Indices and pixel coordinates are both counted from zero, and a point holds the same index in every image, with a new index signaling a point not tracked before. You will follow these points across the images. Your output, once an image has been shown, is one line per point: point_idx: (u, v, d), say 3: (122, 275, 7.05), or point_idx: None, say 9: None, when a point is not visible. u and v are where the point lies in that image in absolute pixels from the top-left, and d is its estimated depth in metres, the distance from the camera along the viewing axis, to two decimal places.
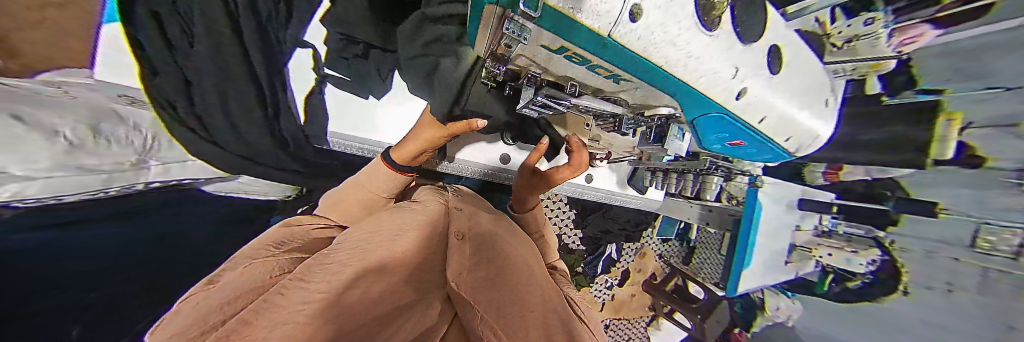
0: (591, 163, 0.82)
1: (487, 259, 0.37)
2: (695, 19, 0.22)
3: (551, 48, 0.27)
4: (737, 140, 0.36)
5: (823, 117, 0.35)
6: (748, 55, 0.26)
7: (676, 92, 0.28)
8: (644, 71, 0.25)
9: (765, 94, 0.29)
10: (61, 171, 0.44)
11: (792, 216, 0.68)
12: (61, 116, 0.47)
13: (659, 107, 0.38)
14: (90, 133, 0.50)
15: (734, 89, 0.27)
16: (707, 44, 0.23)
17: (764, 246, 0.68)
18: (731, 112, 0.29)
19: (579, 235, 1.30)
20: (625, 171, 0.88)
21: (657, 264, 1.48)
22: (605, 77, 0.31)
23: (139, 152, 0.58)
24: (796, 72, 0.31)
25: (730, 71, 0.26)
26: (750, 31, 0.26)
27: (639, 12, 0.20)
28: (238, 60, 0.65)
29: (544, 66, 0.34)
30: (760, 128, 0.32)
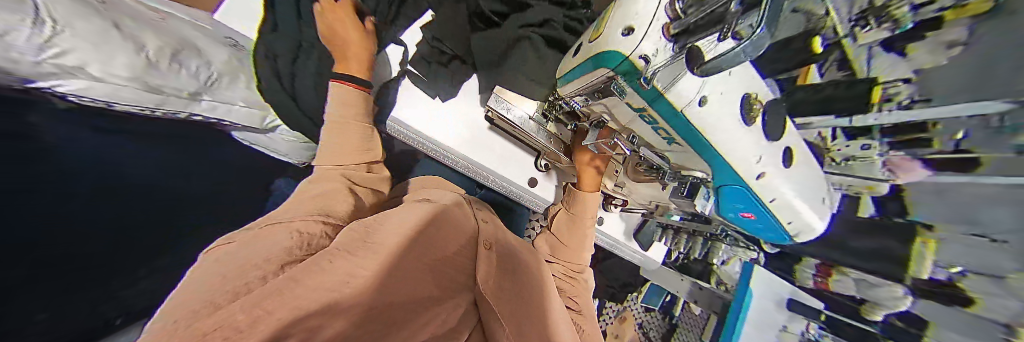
0: (606, 206, 0.86)
1: (502, 270, 0.44)
2: (737, 113, 0.29)
3: (633, 106, 0.33)
4: (751, 215, 0.37)
5: (821, 213, 0.37)
6: (772, 147, 0.31)
7: (713, 162, 0.32)
8: (691, 138, 0.31)
9: (779, 183, 0.32)
10: (133, 84, 0.47)
11: (789, 318, 0.60)
12: (160, 38, 0.52)
13: (693, 170, 0.40)
14: (168, 56, 0.52)
15: (753, 170, 0.31)
16: (744, 134, 0.29)
17: None
18: (749, 188, 0.32)
19: None
20: (633, 224, 0.91)
21: None
22: (662, 137, 0.36)
23: (200, 87, 0.58)
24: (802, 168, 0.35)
25: (755, 157, 0.30)
26: (774, 129, 0.31)
27: (706, 100, 0.27)
28: None
29: (620, 120, 0.41)
30: (770, 207, 0.34)
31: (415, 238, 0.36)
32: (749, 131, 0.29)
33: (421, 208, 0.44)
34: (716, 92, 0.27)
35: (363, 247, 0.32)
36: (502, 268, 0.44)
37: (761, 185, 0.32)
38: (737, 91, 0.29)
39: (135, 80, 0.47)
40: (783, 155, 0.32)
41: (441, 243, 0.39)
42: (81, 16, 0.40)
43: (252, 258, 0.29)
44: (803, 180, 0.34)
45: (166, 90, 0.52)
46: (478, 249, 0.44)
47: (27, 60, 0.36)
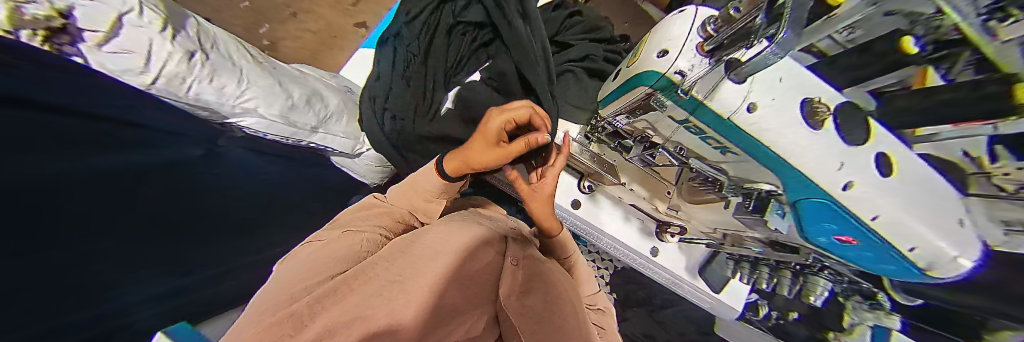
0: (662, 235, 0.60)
1: (532, 285, 0.41)
2: (801, 118, 0.24)
3: (677, 119, 0.33)
4: (848, 239, 0.28)
5: (963, 239, 0.23)
6: (864, 152, 0.23)
7: (787, 175, 0.27)
8: (747, 147, 0.28)
9: (882, 199, 0.23)
10: (280, 120, 0.65)
11: None
12: (302, 88, 0.73)
13: (756, 182, 0.33)
14: (306, 100, 0.71)
15: (830, 181, 0.24)
16: (812, 140, 0.24)
17: None
18: (838, 202, 0.25)
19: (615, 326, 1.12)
20: (699, 257, 0.63)
21: None
22: (713, 147, 0.33)
23: (318, 122, 0.75)
24: (922, 183, 0.23)
25: (838, 166, 0.24)
26: (854, 131, 0.24)
27: (755, 106, 0.25)
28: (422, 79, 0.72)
29: (664, 134, 0.39)
30: (875, 228, 0.24)
31: (433, 253, 0.38)
32: (819, 137, 0.24)
33: (454, 226, 0.47)
34: (766, 95, 0.25)
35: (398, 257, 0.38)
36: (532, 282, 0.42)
37: (850, 198, 0.24)
38: (798, 93, 0.24)
39: (279, 116, 0.65)
40: (877, 162, 0.23)
41: (464, 258, 0.40)
42: (262, 76, 0.63)
43: (321, 267, 0.36)
44: (929, 198, 0.22)
45: (299, 125, 0.70)
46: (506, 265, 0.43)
47: (228, 102, 0.57)
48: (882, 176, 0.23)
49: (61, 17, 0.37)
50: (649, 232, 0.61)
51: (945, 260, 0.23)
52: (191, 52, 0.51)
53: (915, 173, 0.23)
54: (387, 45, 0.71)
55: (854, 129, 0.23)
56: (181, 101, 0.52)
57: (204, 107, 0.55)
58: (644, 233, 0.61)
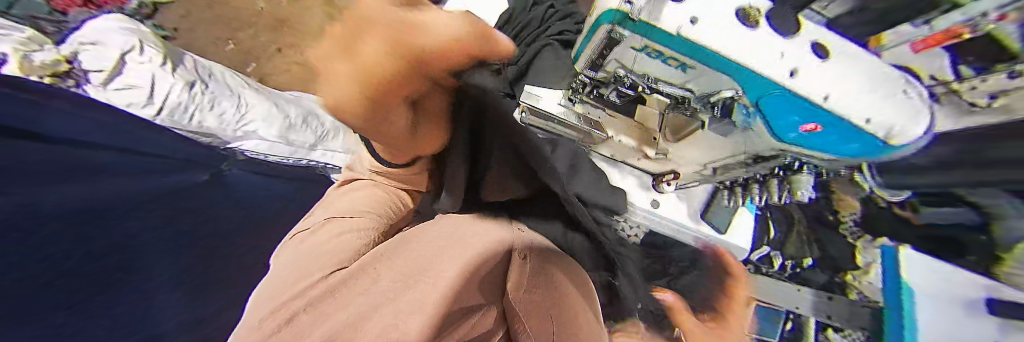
0: (658, 186, 0.63)
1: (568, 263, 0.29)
2: (738, 21, 0.33)
3: (637, 47, 0.38)
4: (813, 126, 0.35)
5: (912, 108, 0.31)
6: (791, 43, 0.33)
7: (738, 78, 0.34)
8: (708, 60, 0.34)
9: (821, 72, 0.33)
10: (280, 140, 0.76)
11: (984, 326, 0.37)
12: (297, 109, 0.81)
13: (723, 91, 0.37)
14: (301, 119, 0.79)
15: (784, 69, 0.33)
16: (753, 35, 0.33)
17: None
18: (789, 89, 0.33)
19: None
20: (700, 200, 0.63)
21: None
22: (674, 67, 0.38)
23: (316, 139, 0.81)
24: (848, 58, 0.33)
25: (778, 56, 0.33)
26: (786, 28, 0.34)
27: (695, 19, 0.32)
28: None
29: (630, 67, 0.42)
30: (830, 107, 0.32)
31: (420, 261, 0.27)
32: (759, 34, 0.33)
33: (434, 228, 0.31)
34: (705, 15, 0.33)
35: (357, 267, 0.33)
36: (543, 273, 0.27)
37: (798, 82, 0.32)
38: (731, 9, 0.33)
39: (279, 137, 0.76)
40: (814, 49, 0.33)
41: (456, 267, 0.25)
42: (257, 100, 0.75)
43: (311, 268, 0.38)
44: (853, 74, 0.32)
45: (296, 142, 0.79)
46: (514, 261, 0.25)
47: (229, 128, 0.71)
48: (820, 59, 0.33)
49: (66, 61, 0.58)
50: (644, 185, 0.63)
51: (873, 118, 0.31)
52: (190, 82, 0.66)
53: (843, 51, 0.33)
54: None
55: (785, 23, 0.34)
56: (184, 129, 0.65)
57: (207, 132, 0.68)
58: (643, 186, 0.63)
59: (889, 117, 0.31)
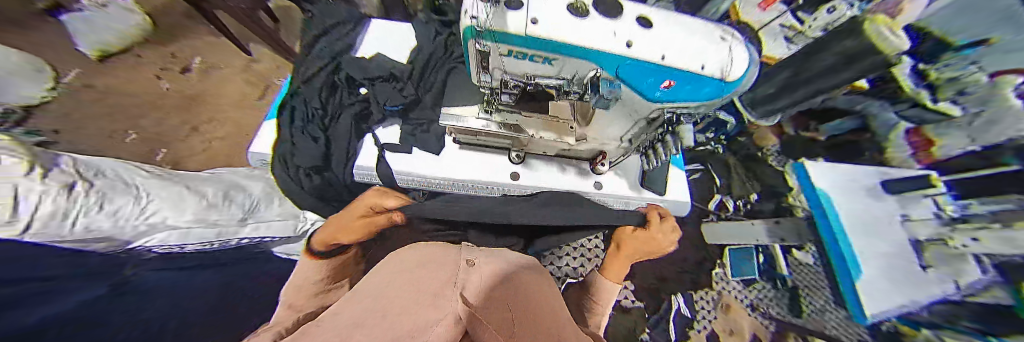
0: (595, 168, 0.71)
1: (507, 298, 0.30)
2: (563, 16, 0.36)
3: (505, 55, 0.41)
4: (669, 83, 0.39)
5: (727, 48, 0.37)
6: (620, 24, 0.37)
7: (597, 61, 0.37)
8: (571, 51, 0.36)
9: (646, 38, 0.36)
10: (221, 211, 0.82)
11: (886, 203, 0.73)
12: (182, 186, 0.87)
13: (590, 73, 0.40)
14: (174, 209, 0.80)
15: (620, 42, 0.35)
16: (583, 22, 0.36)
17: (867, 247, 0.66)
18: (638, 59, 0.36)
19: (631, 288, 1.19)
20: (635, 172, 0.73)
21: (753, 319, 1.15)
22: (544, 63, 0.41)
23: (245, 212, 0.72)
24: (669, 27, 0.38)
25: (610, 33, 0.36)
26: (612, 12, 0.37)
27: (537, 20, 0.35)
28: (332, 131, 0.79)
29: (513, 71, 0.45)
30: (670, 65, 0.36)
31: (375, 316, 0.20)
32: (586, 21, 0.36)
33: (380, 287, 0.29)
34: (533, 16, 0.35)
35: (358, 303, 0.27)
36: (503, 278, 0.34)
37: (635, 50, 0.35)
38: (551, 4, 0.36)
39: (193, 218, 0.61)
40: (641, 23, 0.37)
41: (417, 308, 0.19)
42: (160, 189, 0.60)
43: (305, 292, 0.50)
44: (695, 27, 0.38)
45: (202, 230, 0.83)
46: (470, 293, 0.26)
47: (130, 223, 0.52)
48: (646, 28, 0.37)
49: None
50: (584, 172, 0.73)
51: (704, 65, 0.36)
52: None
53: (662, 20, 0.39)
54: (288, 111, 0.78)
55: (610, 10, 0.37)
56: (65, 240, 0.44)
57: (98, 238, 0.48)
58: (582, 172, 0.73)
59: (717, 60, 0.36)
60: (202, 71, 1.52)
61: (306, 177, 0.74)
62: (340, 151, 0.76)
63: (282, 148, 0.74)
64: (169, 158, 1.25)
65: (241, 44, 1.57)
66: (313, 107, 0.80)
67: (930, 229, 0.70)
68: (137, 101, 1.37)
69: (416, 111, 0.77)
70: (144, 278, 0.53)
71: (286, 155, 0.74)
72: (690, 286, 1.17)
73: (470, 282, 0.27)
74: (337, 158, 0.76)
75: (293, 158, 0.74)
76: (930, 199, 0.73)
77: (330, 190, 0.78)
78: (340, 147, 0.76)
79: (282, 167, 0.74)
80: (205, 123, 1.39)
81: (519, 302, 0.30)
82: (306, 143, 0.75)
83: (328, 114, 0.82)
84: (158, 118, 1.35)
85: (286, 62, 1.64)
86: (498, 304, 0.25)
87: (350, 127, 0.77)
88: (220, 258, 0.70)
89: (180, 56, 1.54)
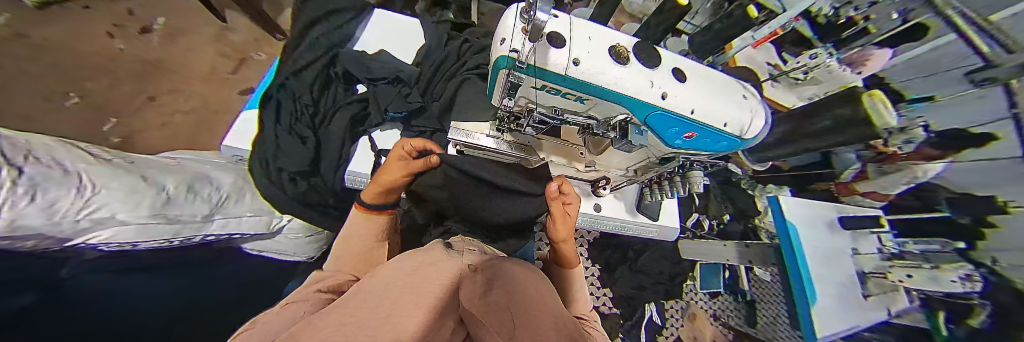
0: (596, 192, 0.76)
1: (502, 287, 0.38)
2: (609, 60, 0.37)
3: (537, 88, 0.42)
4: (692, 134, 0.42)
5: (750, 107, 0.41)
6: (658, 73, 0.38)
7: (622, 102, 0.39)
8: (607, 94, 0.39)
9: (682, 93, 0.38)
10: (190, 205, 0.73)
11: (841, 237, 0.82)
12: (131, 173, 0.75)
13: (615, 115, 0.43)
14: None
15: (656, 93, 0.38)
16: (623, 70, 0.37)
17: (820, 273, 0.75)
18: (666, 109, 0.38)
19: (610, 295, 1.25)
20: (632, 198, 0.79)
21: (716, 328, 1.23)
22: (575, 100, 0.43)
23: (213, 207, 0.65)
24: (699, 78, 0.41)
25: (648, 82, 0.38)
26: (652, 61, 0.39)
27: (578, 61, 0.36)
28: (323, 133, 0.78)
29: (538, 102, 0.47)
30: (695, 119, 0.39)
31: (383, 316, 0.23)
32: (624, 68, 0.37)
33: (401, 283, 0.34)
34: (579, 56, 0.37)
35: (366, 301, 0.30)
36: (495, 282, 0.39)
37: (668, 102, 0.38)
38: (595, 47, 0.38)
39: (156, 214, 0.54)
40: (676, 74, 0.39)
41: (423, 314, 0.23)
42: (113, 178, 0.51)
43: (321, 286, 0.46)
44: (723, 84, 0.42)
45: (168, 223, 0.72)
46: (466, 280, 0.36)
47: (67, 219, 0.43)
48: (683, 79, 0.39)
49: None
50: (586, 193, 0.77)
51: (726, 122, 0.40)
52: None
53: (696, 74, 0.41)
54: (270, 102, 0.73)
55: (652, 58, 0.39)
56: None
57: (29, 235, 0.40)
58: (585, 194, 0.77)
59: (739, 120, 0.40)
60: (163, 33, 1.34)
61: (290, 181, 0.70)
62: (331, 153, 0.75)
63: (262, 149, 0.69)
64: (120, 129, 1.11)
65: (216, 9, 1.40)
66: (300, 102, 0.78)
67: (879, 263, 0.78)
68: (79, 59, 1.18)
69: (419, 120, 0.79)
70: (87, 279, 0.47)
71: (267, 156, 0.69)
72: (662, 297, 1.24)
73: (464, 289, 0.32)
74: (330, 160, 0.75)
75: (276, 159, 0.70)
76: (878, 236, 0.83)
77: (315, 195, 0.74)
78: (332, 149, 0.75)
79: (263, 168, 0.68)
80: (164, 93, 1.23)
81: (512, 298, 0.36)
82: (292, 143, 0.73)
83: (319, 113, 0.81)
84: (106, 85, 1.17)
85: (268, 35, 1.49)
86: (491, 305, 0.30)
87: (344, 129, 0.76)
88: (174, 257, 0.63)
89: (138, 14, 1.34)
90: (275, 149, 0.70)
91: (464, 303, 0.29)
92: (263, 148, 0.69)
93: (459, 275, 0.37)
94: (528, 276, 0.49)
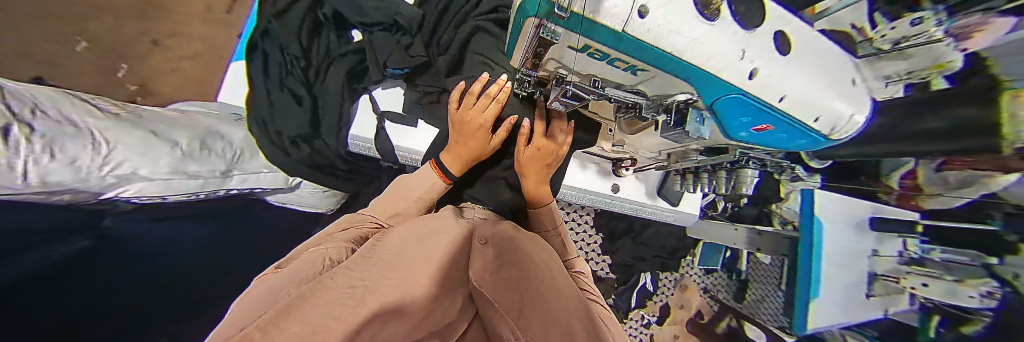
0: (618, 172, 0.74)
1: (512, 262, 0.40)
2: (695, 12, 0.25)
3: (577, 48, 0.32)
4: (765, 126, 0.34)
5: (857, 98, 0.31)
6: (753, 39, 0.27)
7: (689, 77, 0.30)
8: (673, 65, 0.28)
9: (780, 71, 0.28)
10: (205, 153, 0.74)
11: (865, 237, 0.78)
12: None
13: (676, 94, 0.35)
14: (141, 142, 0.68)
15: (745, 69, 0.27)
16: (708, 30, 0.25)
17: (831, 271, 0.74)
18: (747, 92, 0.29)
19: (608, 262, 1.31)
20: (654, 181, 0.77)
21: (703, 300, 1.36)
22: (624, 69, 0.34)
23: (231, 163, 0.65)
24: (804, 49, 0.30)
25: (737, 52, 0.27)
26: (749, 19, 0.27)
27: (647, 10, 0.24)
28: (318, 91, 0.76)
29: (573, 67, 0.38)
30: (782, 108, 0.30)
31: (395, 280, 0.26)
32: (714, 26, 0.25)
33: (415, 245, 0.37)
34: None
35: (376, 264, 0.31)
36: (506, 254, 0.42)
37: (756, 84, 0.28)
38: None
39: (178, 171, 0.54)
40: (777, 42, 0.29)
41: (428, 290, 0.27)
42: (124, 134, 0.49)
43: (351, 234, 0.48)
44: (836, 62, 0.31)
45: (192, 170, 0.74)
46: (474, 246, 0.42)
47: (94, 175, 0.43)
48: (785, 52, 0.29)
49: None
50: (606, 172, 0.75)
51: (819, 117, 0.30)
52: None
53: (802, 43, 0.30)
54: (258, 54, 0.71)
55: (753, 15, 0.28)
56: (25, 192, 0.35)
57: (62, 190, 0.40)
58: (605, 173, 0.75)
59: (837, 115, 0.31)
60: None
61: (292, 144, 0.75)
62: (331, 116, 0.76)
63: (258, 112, 0.72)
64: (133, 77, 1.04)
65: None
66: (287, 53, 0.73)
67: (899, 266, 0.78)
68: None
69: (424, 79, 0.73)
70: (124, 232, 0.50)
71: (264, 118, 0.73)
72: (659, 268, 1.31)
73: (473, 264, 0.36)
74: (331, 122, 0.77)
75: (275, 121, 0.73)
76: (903, 240, 0.78)
77: (320, 157, 0.80)
78: (331, 110, 0.76)
79: (263, 131, 0.73)
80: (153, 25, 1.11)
81: (525, 276, 0.37)
82: (288, 105, 0.74)
83: (312, 66, 0.76)
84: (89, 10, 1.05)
85: None
86: (497, 278, 0.34)
87: (339, 89, 0.75)
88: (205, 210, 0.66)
89: None
90: (271, 112, 0.73)
91: (473, 279, 0.34)
92: (262, 109, 0.72)
93: (470, 247, 0.42)
94: (537, 248, 0.50)
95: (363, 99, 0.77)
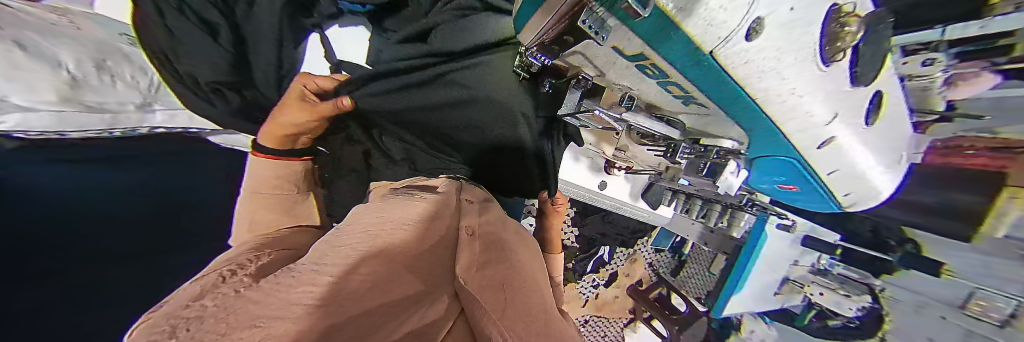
0: (609, 170, 0.77)
1: (495, 258, 0.37)
2: (818, 51, 0.19)
3: (626, 52, 0.25)
4: (792, 187, 0.38)
5: (892, 166, 0.34)
6: (853, 99, 0.24)
7: (753, 122, 0.26)
8: (744, 110, 0.24)
9: (849, 145, 0.28)
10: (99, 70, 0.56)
11: (792, 251, 0.88)
12: None
13: (721, 138, 0.37)
14: None
15: (823, 136, 0.26)
16: (817, 79, 0.20)
17: (753, 276, 0.88)
18: (805, 158, 0.29)
19: (575, 233, 1.42)
20: (642, 183, 0.82)
21: (646, 272, 1.61)
22: (676, 94, 0.30)
23: (145, 95, 0.56)
24: (882, 126, 0.29)
25: (826, 117, 0.24)
26: (865, 73, 0.23)
27: (759, 29, 0.16)
28: (244, 15, 0.58)
29: (600, 67, 0.33)
30: (825, 178, 0.33)
31: (391, 283, 0.22)
32: (825, 76, 0.20)
33: (391, 238, 0.29)
34: (783, 4, 0.16)
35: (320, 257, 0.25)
36: (493, 253, 0.37)
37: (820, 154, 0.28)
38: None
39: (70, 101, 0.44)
40: (870, 108, 0.27)
41: (404, 296, 0.22)
42: None
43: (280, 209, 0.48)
44: (897, 136, 0.32)
45: None
46: (461, 235, 0.37)
47: None
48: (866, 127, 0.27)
49: None
50: (597, 168, 0.78)
51: (849, 191, 0.36)
52: None
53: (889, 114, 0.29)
54: None
55: (868, 71, 0.23)
56: None
57: None
58: (595, 169, 0.77)
59: (864, 192, 0.36)
60: None
61: (213, 93, 0.59)
62: (266, 54, 0.61)
63: (152, 37, 0.53)
64: None
65: None
66: None
67: (809, 276, 0.91)
68: None
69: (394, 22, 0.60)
70: None
71: (166, 49, 0.55)
72: (617, 244, 1.46)
73: (460, 258, 0.31)
74: (267, 68, 0.62)
75: (178, 57, 0.56)
76: (820, 255, 0.89)
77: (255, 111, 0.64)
78: (264, 48, 0.60)
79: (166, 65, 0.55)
80: None
81: (507, 274, 0.34)
82: (192, 35, 0.55)
83: None
84: None
85: None
86: (481, 282, 0.29)
87: (277, 23, 0.59)
88: None
89: None
90: (174, 38, 0.54)
91: (458, 276, 0.29)
92: (159, 32, 0.54)
93: (456, 241, 0.36)
94: (519, 246, 0.48)
95: (312, 38, 0.69)
